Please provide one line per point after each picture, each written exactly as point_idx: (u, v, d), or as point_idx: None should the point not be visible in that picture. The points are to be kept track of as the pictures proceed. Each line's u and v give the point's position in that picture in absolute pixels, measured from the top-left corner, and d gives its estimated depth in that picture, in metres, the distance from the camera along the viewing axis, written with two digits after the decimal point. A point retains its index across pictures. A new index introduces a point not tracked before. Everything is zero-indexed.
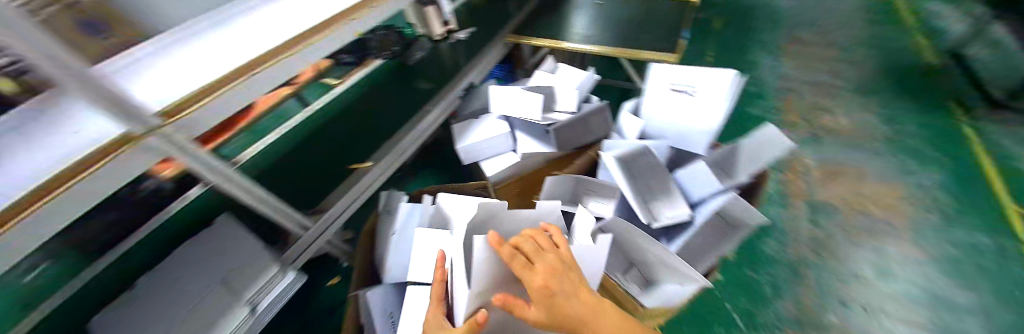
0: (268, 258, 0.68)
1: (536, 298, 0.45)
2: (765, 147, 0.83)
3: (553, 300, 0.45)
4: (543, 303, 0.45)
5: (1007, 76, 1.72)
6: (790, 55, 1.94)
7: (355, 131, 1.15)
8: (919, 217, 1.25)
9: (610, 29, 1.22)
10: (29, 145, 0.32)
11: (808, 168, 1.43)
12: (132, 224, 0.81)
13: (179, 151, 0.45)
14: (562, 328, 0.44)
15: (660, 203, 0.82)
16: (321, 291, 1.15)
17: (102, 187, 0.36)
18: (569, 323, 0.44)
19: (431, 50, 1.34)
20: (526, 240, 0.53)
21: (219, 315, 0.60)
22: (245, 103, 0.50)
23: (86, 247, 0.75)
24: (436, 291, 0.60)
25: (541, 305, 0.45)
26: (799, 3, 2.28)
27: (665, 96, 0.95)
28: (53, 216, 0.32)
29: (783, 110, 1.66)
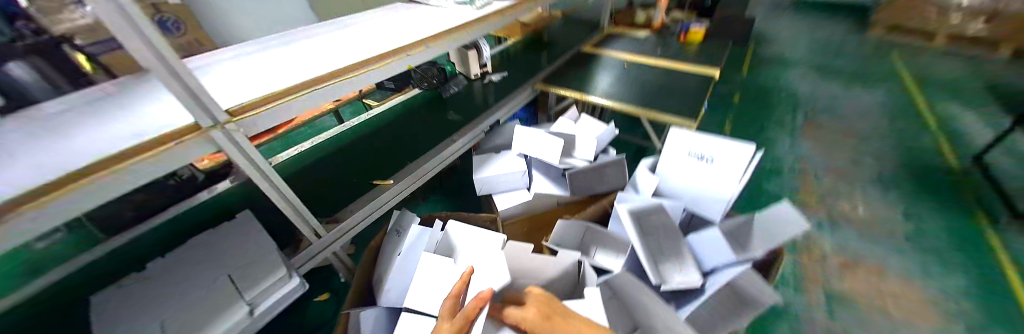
0: (278, 261, 0.68)
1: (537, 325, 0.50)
2: (783, 228, 0.82)
3: (551, 321, 0.50)
4: (543, 326, 0.49)
5: None
6: (806, 137, 1.99)
7: (381, 149, 1.22)
8: (947, 324, 1.16)
9: (633, 90, 1.31)
10: (120, 139, 0.48)
11: (822, 252, 1.39)
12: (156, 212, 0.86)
13: (232, 147, 0.59)
14: None
15: (671, 266, 0.80)
16: (309, 307, 1.12)
17: (164, 164, 0.50)
18: None
19: (465, 86, 1.51)
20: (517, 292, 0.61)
21: (216, 312, 0.59)
22: (296, 113, 0.65)
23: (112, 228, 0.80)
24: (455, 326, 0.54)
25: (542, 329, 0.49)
26: (816, 91, 2.39)
27: (679, 160, 0.99)
28: (126, 178, 0.46)
29: (796, 189, 1.67)
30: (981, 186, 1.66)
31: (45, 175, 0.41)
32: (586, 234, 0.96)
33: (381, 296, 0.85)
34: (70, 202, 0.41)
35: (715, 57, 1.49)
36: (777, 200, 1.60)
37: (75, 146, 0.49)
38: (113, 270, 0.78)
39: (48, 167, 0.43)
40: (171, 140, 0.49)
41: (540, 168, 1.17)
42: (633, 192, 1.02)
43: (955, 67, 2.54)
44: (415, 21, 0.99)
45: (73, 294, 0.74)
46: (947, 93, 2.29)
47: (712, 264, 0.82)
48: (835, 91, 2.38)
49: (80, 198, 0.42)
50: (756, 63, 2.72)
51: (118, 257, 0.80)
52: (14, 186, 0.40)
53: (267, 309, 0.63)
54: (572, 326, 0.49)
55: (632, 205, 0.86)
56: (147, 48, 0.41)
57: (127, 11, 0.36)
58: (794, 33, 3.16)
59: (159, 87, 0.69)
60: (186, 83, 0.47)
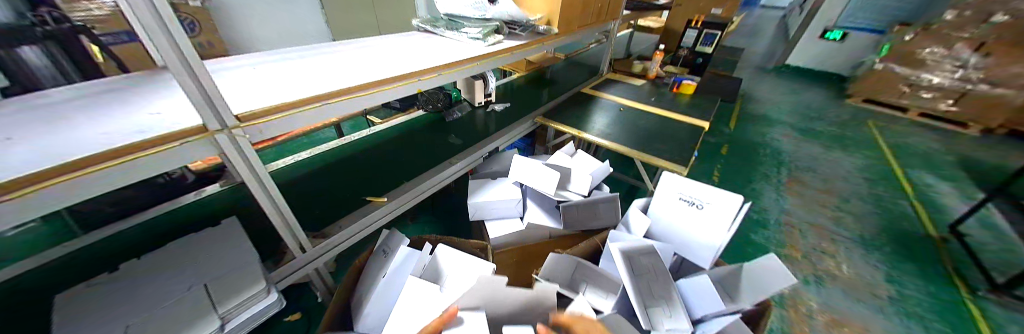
0: (260, 273, 0.65)
1: None
2: (768, 277, 0.82)
3: None
4: None
5: (1014, 257, 1.73)
6: (790, 192, 2.07)
7: (379, 164, 1.23)
8: None
9: (629, 132, 1.38)
10: (126, 133, 0.49)
11: (809, 309, 1.40)
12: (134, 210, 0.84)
13: (235, 152, 0.59)
14: None
15: (659, 311, 0.79)
16: (279, 325, 1.06)
17: (168, 161, 0.50)
18: None
19: (468, 112, 1.57)
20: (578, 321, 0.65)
21: (182, 321, 0.55)
22: (303, 124, 0.67)
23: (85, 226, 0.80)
24: None
25: None
26: (798, 149, 2.52)
27: (670, 203, 1.02)
28: (126, 171, 0.46)
29: (782, 243, 1.70)
30: (958, 256, 1.71)
31: (45, 162, 0.41)
32: (577, 271, 0.94)
33: (358, 320, 0.81)
34: (64, 191, 0.41)
35: (705, 109, 1.59)
36: (763, 252, 1.62)
37: (77, 135, 0.49)
38: (78, 269, 0.74)
39: (50, 153, 0.44)
40: (176, 139, 0.50)
41: (535, 198, 1.19)
42: (625, 231, 1.03)
43: (924, 140, 2.73)
44: (429, 51, 1.05)
45: (26, 289, 0.70)
46: (920, 163, 2.44)
47: (702, 313, 0.79)
48: (816, 151, 2.52)
49: (74, 188, 0.42)
50: (743, 118, 2.89)
51: (89, 255, 0.77)
52: (13, 170, 0.40)
53: (238, 325, 0.59)
54: None
55: (625, 244, 0.88)
56: (177, 54, 0.44)
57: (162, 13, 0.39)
58: (776, 95, 3.41)
59: (175, 84, 0.71)
60: (203, 86, 0.49)
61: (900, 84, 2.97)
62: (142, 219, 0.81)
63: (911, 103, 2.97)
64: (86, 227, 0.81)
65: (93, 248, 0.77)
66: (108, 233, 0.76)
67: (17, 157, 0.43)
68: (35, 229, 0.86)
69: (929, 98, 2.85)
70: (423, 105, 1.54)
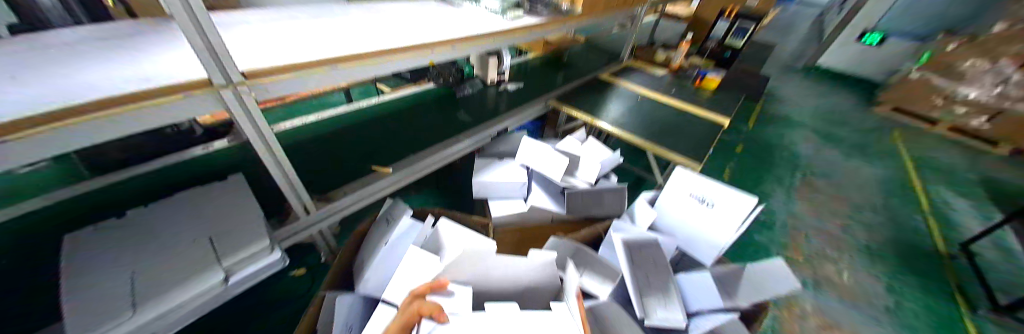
0: (263, 231, 0.66)
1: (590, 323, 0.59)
2: (767, 281, 0.83)
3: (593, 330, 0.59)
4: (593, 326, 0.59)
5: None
6: (801, 197, 2.02)
7: (387, 134, 1.22)
8: None
9: (643, 122, 1.34)
10: (130, 82, 0.47)
11: (804, 312, 1.40)
12: (142, 158, 0.85)
13: (240, 108, 0.58)
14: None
15: (655, 301, 0.78)
16: (283, 279, 1.10)
17: (175, 112, 0.49)
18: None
19: (480, 89, 1.53)
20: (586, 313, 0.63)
21: (188, 271, 0.57)
22: (312, 86, 0.65)
23: (97, 171, 0.82)
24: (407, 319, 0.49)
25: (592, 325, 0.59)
26: (817, 154, 2.43)
27: (679, 199, 1.00)
28: (135, 119, 0.45)
29: (784, 245, 1.68)
30: (965, 276, 1.67)
31: (48, 105, 0.40)
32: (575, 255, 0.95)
33: (359, 283, 0.83)
34: (73, 133, 0.41)
35: (726, 105, 1.53)
36: (767, 254, 1.60)
37: (83, 79, 0.48)
38: (92, 209, 0.77)
39: (55, 96, 0.43)
40: (183, 91, 0.49)
41: (540, 181, 1.17)
42: (630, 222, 1.01)
43: (949, 156, 2.60)
44: (443, 21, 1.00)
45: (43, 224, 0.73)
46: (942, 179, 2.34)
47: (698, 307, 0.80)
48: (834, 157, 2.43)
49: (80, 135, 0.42)
50: (763, 118, 2.78)
51: (101, 197, 0.79)
52: (17, 110, 0.39)
53: (241, 280, 0.61)
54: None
55: (627, 235, 0.90)
56: (185, 5, 0.42)
57: None
58: (802, 96, 3.25)
59: (181, 35, 0.69)
60: (209, 40, 0.47)
61: (933, 96, 2.81)
62: (150, 168, 0.83)
63: (941, 117, 2.82)
64: (99, 171, 0.83)
65: (105, 192, 0.80)
66: (118, 178, 0.78)
67: (21, 97, 0.42)
68: (48, 168, 0.88)
69: (963, 113, 2.70)
70: (434, 77, 1.50)
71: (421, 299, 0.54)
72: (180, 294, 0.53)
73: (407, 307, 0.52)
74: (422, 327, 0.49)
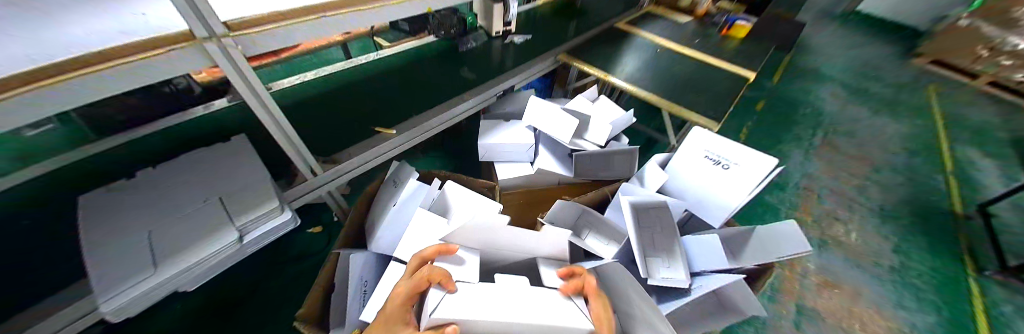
0: (272, 193, 0.66)
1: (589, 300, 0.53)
2: (776, 242, 0.81)
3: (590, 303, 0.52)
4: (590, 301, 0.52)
5: None
6: (819, 158, 1.93)
7: (388, 94, 1.17)
8: None
9: (660, 77, 1.24)
10: (103, 36, 0.43)
11: (805, 270, 1.43)
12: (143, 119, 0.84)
13: (229, 64, 0.53)
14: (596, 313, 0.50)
15: (658, 261, 0.82)
16: (301, 237, 1.15)
17: (161, 70, 0.46)
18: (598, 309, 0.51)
19: (484, 43, 1.42)
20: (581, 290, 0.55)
21: (205, 231, 0.58)
22: (303, 39, 0.60)
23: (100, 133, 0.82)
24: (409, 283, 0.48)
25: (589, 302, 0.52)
26: (843, 111, 2.28)
27: (693, 160, 0.98)
28: (120, 78, 0.42)
29: (794, 206, 1.66)
30: (976, 237, 1.64)
31: (19, 64, 0.37)
32: (581, 217, 0.96)
33: (372, 242, 0.86)
34: (57, 95, 0.38)
35: (752, 57, 1.39)
36: (775, 215, 1.59)
37: (51, 32, 0.43)
38: (105, 171, 0.78)
39: (24, 52, 0.39)
40: (165, 46, 0.44)
41: (548, 143, 1.14)
42: (639, 185, 0.99)
43: (985, 112, 2.41)
44: None
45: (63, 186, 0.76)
46: (976, 137, 2.19)
47: (701, 267, 0.81)
48: (862, 115, 2.27)
49: (63, 96, 0.39)
50: (791, 72, 2.56)
51: (110, 160, 0.80)
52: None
53: (257, 238, 0.63)
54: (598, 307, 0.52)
55: (636, 198, 0.85)
56: None
57: None
58: (838, 47, 2.95)
59: None
60: None
61: (979, 45, 2.51)
62: (153, 130, 0.82)
63: (984, 69, 2.55)
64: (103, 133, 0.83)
65: (114, 154, 0.81)
66: (123, 139, 0.78)
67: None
68: (57, 131, 0.88)
69: (1009, 66, 2.41)
70: (434, 29, 1.38)
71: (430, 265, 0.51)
72: (200, 251, 0.56)
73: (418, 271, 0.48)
74: (430, 295, 0.46)
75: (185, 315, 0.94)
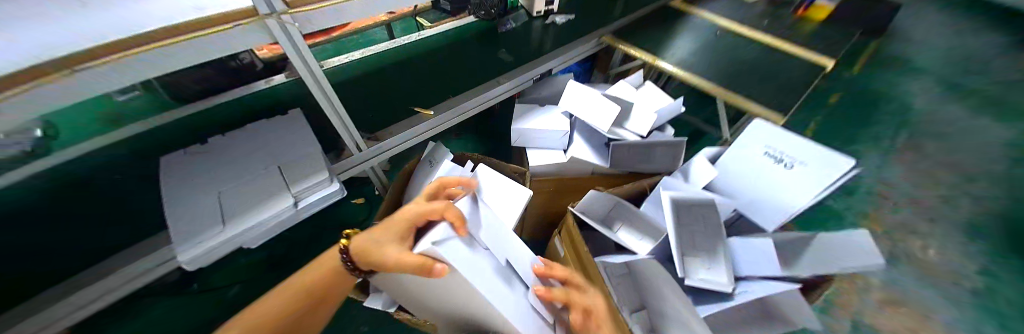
0: (322, 164, 0.70)
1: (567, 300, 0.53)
2: (851, 253, 0.71)
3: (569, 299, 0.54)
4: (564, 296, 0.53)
5: None
6: (900, 162, 1.68)
7: (427, 74, 1.20)
8: None
9: (715, 63, 1.13)
10: (180, 8, 0.45)
11: (867, 286, 1.28)
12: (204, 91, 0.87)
13: (285, 40, 0.56)
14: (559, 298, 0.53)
15: (697, 262, 0.79)
16: (345, 207, 1.24)
17: (226, 43, 0.48)
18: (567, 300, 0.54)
19: (524, 24, 1.38)
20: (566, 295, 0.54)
21: (264, 197, 0.64)
22: (352, 17, 0.61)
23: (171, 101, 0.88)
24: (426, 210, 0.51)
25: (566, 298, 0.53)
26: (936, 110, 1.94)
27: (752, 158, 0.90)
28: (190, 50, 0.45)
29: (863, 215, 1.47)
30: None
31: (107, 32, 0.40)
32: (614, 209, 0.94)
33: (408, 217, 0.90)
34: (138, 63, 0.41)
35: (829, 41, 1.22)
36: (838, 223, 1.42)
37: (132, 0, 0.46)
38: (170, 139, 0.86)
39: (112, 19, 0.42)
40: (231, 21, 0.46)
41: (584, 131, 1.10)
42: (682, 180, 0.93)
43: None
44: None
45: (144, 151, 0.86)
46: None
47: (747, 273, 0.76)
48: (961, 114, 1.92)
49: (146, 65, 0.43)
50: (873, 62, 2.21)
51: (178, 128, 0.88)
52: (80, 36, 0.39)
53: (308, 205, 0.67)
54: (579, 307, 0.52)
55: (679, 194, 0.81)
56: None
57: None
58: (935, 33, 2.50)
59: None
60: None
61: None
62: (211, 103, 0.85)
63: None
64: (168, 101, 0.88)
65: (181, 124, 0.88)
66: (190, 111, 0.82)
67: (78, 18, 0.42)
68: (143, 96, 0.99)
69: None
70: (474, 9, 1.36)
71: (449, 204, 0.51)
72: (260, 213, 0.62)
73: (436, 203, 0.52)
74: (438, 227, 0.46)
75: (249, 266, 1.07)
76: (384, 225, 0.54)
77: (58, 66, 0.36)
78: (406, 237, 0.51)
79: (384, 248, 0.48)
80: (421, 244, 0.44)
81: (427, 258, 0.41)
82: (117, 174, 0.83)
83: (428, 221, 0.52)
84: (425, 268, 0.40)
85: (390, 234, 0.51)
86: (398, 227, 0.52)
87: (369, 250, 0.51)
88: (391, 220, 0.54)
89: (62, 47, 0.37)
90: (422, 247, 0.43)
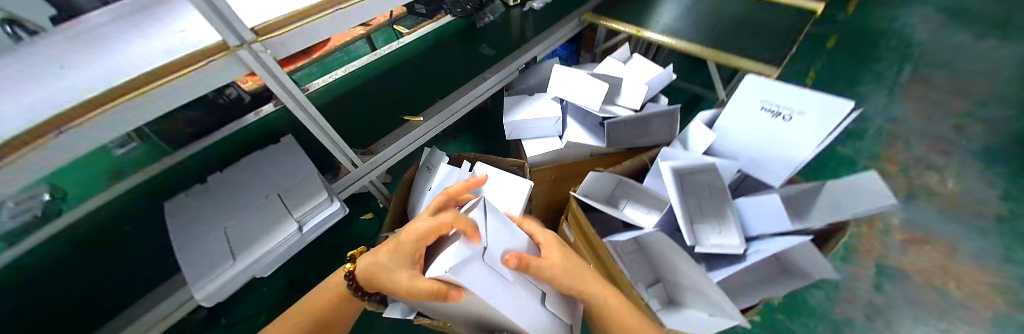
0: (320, 185, 0.72)
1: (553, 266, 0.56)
2: (856, 200, 0.69)
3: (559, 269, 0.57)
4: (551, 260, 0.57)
5: None
6: (907, 97, 1.63)
7: (413, 81, 1.20)
8: (1007, 312, 1.07)
9: (701, 25, 1.10)
10: (154, 57, 0.45)
11: (887, 228, 1.25)
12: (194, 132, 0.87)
13: (261, 70, 0.56)
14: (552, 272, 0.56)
15: (708, 228, 0.79)
16: (356, 224, 1.26)
17: (203, 82, 0.48)
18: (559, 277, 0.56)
19: (502, 15, 1.36)
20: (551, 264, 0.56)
21: (269, 225, 0.66)
22: (324, 36, 0.61)
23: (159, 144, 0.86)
24: (431, 227, 0.51)
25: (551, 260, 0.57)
26: (939, 37, 1.87)
27: (749, 116, 0.87)
28: (169, 94, 0.45)
29: (874, 156, 1.43)
30: None
31: (83, 90, 0.40)
32: (617, 188, 0.93)
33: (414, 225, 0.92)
34: (120, 115, 0.42)
35: None
36: (850, 168, 1.39)
37: (99, 54, 0.46)
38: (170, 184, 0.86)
39: (90, 77, 0.42)
40: (202, 59, 0.46)
41: (577, 114, 1.09)
42: (682, 149, 0.92)
43: None
44: None
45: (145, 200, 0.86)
46: None
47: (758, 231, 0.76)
48: (966, 37, 1.85)
49: (130, 116, 0.43)
50: None
51: (176, 172, 0.88)
52: (58, 98, 0.39)
53: (313, 227, 0.69)
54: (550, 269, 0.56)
55: (678, 163, 0.79)
56: None
57: None
58: None
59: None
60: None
61: None
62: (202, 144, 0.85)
63: None
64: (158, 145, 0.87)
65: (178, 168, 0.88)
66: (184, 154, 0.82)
67: (53, 80, 0.42)
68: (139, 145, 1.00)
69: None
70: (450, 8, 1.34)
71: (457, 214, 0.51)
72: (267, 242, 0.63)
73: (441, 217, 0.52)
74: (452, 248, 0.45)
75: (273, 293, 1.09)
76: (391, 244, 0.54)
77: (42, 130, 0.36)
78: (417, 260, 0.51)
79: (393, 272, 0.50)
80: (433, 267, 0.46)
81: (441, 283, 0.42)
82: (126, 226, 0.84)
83: (438, 236, 0.52)
84: (441, 295, 0.42)
85: (400, 255, 0.51)
86: (408, 246, 0.51)
87: (375, 272, 0.54)
88: (398, 238, 0.53)
89: (43, 112, 0.37)
90: (433, 272, 0.44)
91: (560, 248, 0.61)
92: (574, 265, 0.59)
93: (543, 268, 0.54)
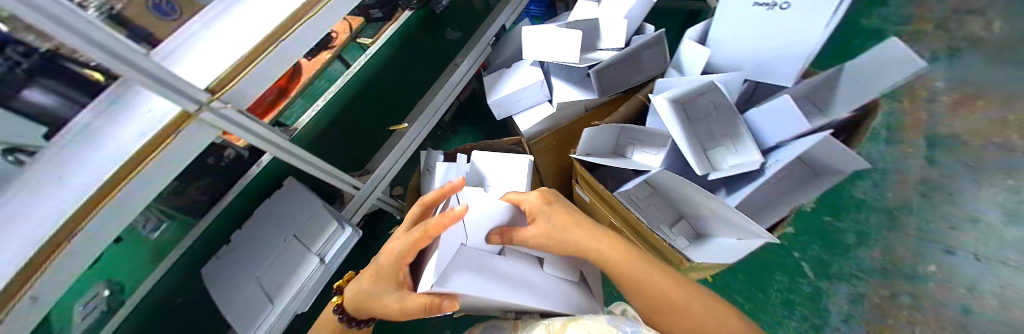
0: (331, 216, 0.74)
1: (538, 237, 0.57)
2: (882, 73, 0.62)
3: (549, 238, 0.57)
4: (537, 232, 0.57)
5: None
6: None
7: (396, 85, 1.23)
8: None
9: None
10: (121, 138, 0.45)
11: (934, 93, 1.12)
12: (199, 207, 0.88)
13: (231, 124, 0.56)
14: (547, 245, 0.58)
15: (723, 150, 0.74)
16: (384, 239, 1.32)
17: (179, 153, 0.49)
18: (558, 244, 0.57)
19: None
20: (540, 231, 0.57)
21: (296, 264, 0.70)
22: (277, 72, 0.59)
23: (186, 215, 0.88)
24: (405, 244, 0.50)
25: (536, 234, 0.57)
26: None
27: (740, 18, 0.78)
28: (155, 174, 0.47)
29: (905, 19, 1.24)
30: None
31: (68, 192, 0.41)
32: (623, 135, 0.88)
33: None
34: (117, 206, 0.44)
35: None
36: (880, 39, 1.23)
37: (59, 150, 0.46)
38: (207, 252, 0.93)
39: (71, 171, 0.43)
40: (171, 132, 0.47)
41: (560, 72, 1.03)
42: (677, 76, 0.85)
43: None
44: None
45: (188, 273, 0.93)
46: None
47: (775, 139, 0.70)
48: None
49: (125, 203, 0.46)
50: None
51: (208, 243, 0.93)
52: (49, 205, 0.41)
53: (334, 256, 0.72)
54: (539, 238, 0.57)
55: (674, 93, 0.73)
56: (114, 56, 0.35)
57: (89, 31, 0.32)
58: None
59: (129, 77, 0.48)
60: (153, 73, 0.39)
61: None
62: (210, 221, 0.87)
63: None
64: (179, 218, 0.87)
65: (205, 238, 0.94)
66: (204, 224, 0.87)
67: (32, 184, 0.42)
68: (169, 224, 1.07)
69: None
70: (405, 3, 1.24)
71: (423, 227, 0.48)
72: (297, 279, 0.68)
73: (416, 230, 0.49)
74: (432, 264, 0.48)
75: None
76: (371, 270, 0.54)
77: (61, 236, 0.40)
78: (402, 279, 0.52)
79: (382, 298, 0.52)
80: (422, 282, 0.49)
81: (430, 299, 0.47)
82: (178, 298, 0.93)
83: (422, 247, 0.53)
84: (435, 306, 0.47)
85: (384, 278, 0.52)
86: (388, 268, 0.52)
87: (362, 301, 0.55)
88: (377, 263, 0.53)
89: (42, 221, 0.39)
90: (423, 287, 0.48)
91: (546, 209, 0.59)
92: (559, 229, 0.57)
93: (525, 237, 0.58)
